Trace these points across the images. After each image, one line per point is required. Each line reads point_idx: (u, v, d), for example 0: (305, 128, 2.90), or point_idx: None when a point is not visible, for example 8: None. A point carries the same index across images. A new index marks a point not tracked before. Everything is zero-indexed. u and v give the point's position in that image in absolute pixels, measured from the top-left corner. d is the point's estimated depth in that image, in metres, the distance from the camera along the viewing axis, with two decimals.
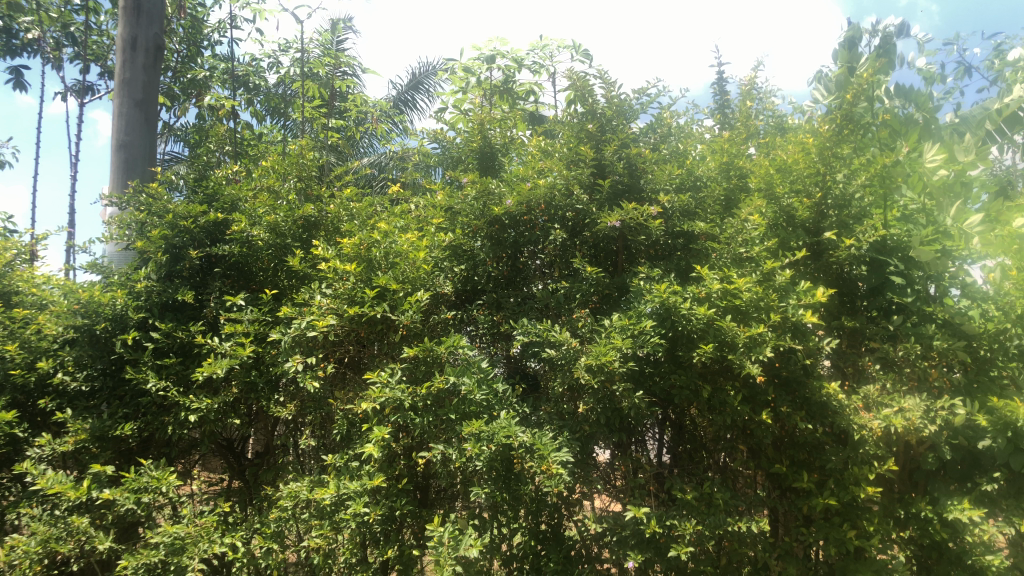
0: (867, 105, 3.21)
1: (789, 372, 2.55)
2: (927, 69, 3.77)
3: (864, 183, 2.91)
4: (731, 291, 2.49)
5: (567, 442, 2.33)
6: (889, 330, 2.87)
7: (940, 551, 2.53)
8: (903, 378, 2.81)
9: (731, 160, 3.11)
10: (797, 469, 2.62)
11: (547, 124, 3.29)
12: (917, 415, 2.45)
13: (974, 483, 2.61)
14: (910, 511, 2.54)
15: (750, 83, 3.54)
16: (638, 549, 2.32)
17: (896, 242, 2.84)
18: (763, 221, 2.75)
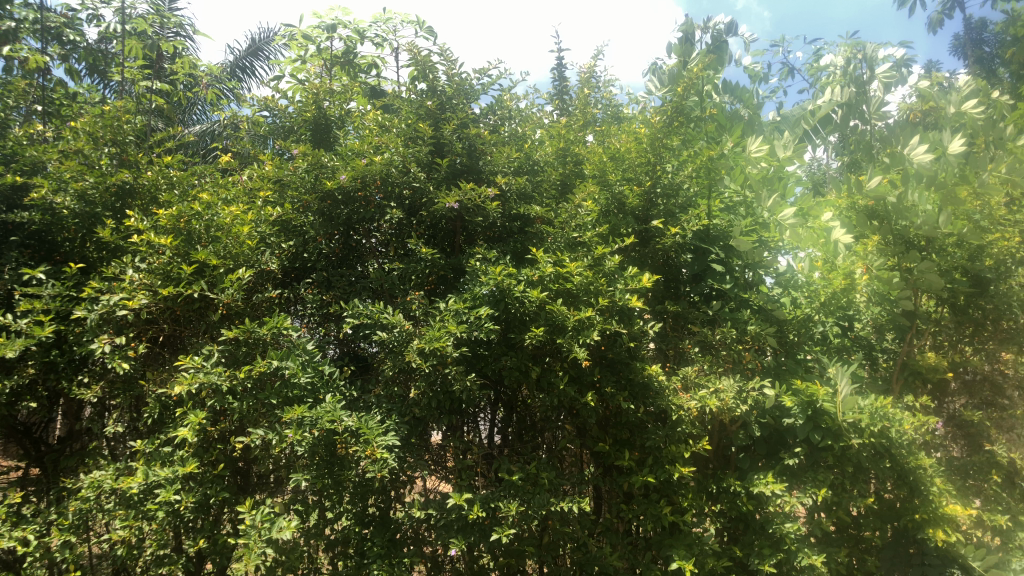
0: (697, 99, 3.38)
1: (614, 354, 2.64)
2: (753, 69, 3.99)
3: (690, 174, 3.06)
4: (563, 275, 2.54)
5: (396, 426, 2.31)
6: (709, 314, 3.04)
7: (746, 522, 2.71)
8: (719, 360, 2.95)
9: (568, 146, 3.18)
10: (619, 447, 2.72)
11: (387, 98, 3.21)
12: (730, 396, 2.60)
13: (778, 458, 2.81)
14: (721, 485, 2.72)
15: (589, 71, 3.62)
16: (462, 530, 2.33)
17: (719, 232, 2.99)
18: (596, 207, 2.82)
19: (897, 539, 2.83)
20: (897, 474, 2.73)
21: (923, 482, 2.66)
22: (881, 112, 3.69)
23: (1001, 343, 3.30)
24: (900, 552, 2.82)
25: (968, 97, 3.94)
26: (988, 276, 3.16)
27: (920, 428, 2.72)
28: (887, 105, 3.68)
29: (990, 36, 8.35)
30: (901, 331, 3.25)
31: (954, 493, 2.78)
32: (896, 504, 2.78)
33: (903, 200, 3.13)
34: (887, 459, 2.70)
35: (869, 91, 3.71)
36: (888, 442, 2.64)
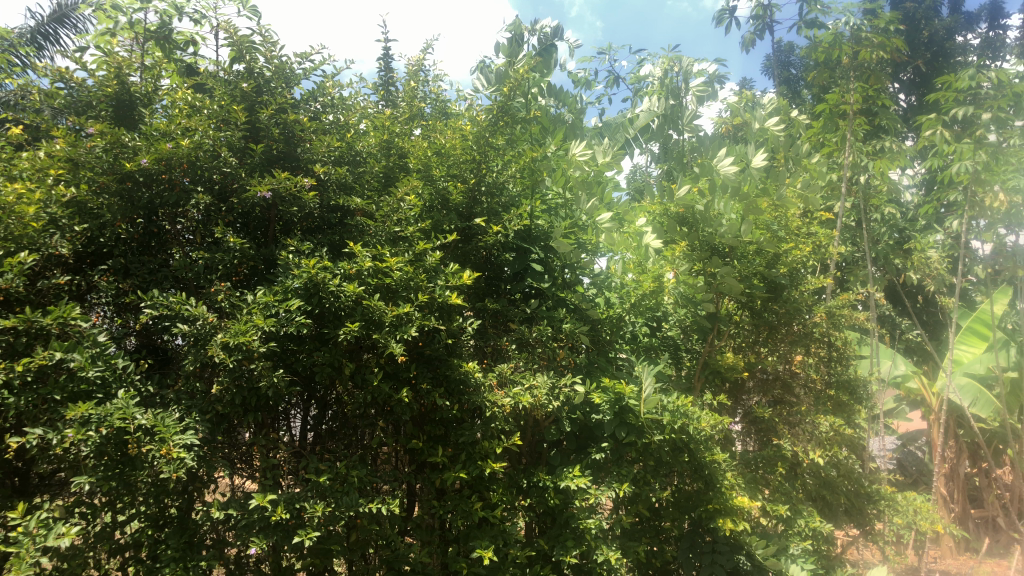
0: (523, 100, 3.44)
1: (431, 351, 2.64)
2: (577, 75, 4.11)
3: (514, 174, 3.09)
4: (382, 270, 2.52)
5: (195, 424, 2.21)
6: (527, 313, 3.07)
7: (553, 515, 2.80)
8: (535, 357, 2.96)
9: (392, 138, 3.11)
10: (433, 444, 2.72)
11: (201, 76, 3.04)
12: (542, 393, 2.67)
13: (587, 452, 2.93)
14: (531, 480, 2.79)
15: (417, 64, 3.58)
16: (263, 531, 2.26)
17: (540, 232, 3.09)
18: (419, 202, 2.79)
19: (693, 530, 3.01)
20: (693, 468, 2.93)
21: (716, 474, 2.86)
22: (693, 125, 3.91)
23: (791, 343, 3.63)
24: (693, 542, 2.98)
25: (769, 115, 4.23)
26: (782, 282, 3.46)
27: (716, 425, 2.92)
28: (699, 119, 3.91)
29: (796, 61, 9.05)
30: (703, 332, 3.44)
31: (741, 486, 3.00)
32: (691, 496, 2.97)
33: (710, 209, 3.30)
34: (685, 453, 2.88)
35: (679, 102, 3.91)
36: (687, 438, 2.82)
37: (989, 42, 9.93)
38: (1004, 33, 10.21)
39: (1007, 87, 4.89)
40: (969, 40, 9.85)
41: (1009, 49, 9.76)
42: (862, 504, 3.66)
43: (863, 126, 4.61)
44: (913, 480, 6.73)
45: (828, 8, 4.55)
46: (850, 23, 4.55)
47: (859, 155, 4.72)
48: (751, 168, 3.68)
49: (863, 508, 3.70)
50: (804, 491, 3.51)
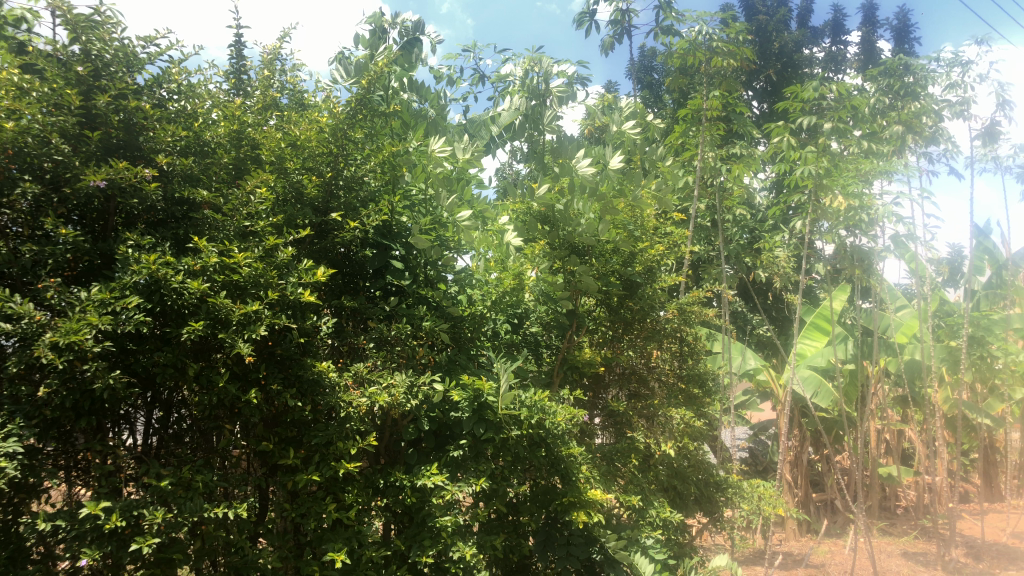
0: (383, 93, 3.39)
1: (283, 351, 2.56)
2: (438, 71, 4.09)
3: (373, 168, 3.00)
4: (230, 266, 2.41)
5: (19, 430, 2.05)
6: (385, 310, 3.02)
7: (410, 514, 2.77)
8: (393, 355, 2.91)
9: (241, 129, 2.96)
10: (284, 445, 2.64)
11: (30, 55, 2.81)
12: (400, 391, 2.64)
13: (444, 451, 2.92)
14: (387, 480, 2.76)
15: (273, 53, 3.46)
16: (96, 543, 2.12)
17: (400, 228, 3.06)
18: (271, 195, 2.69)
19: (549, 523, 3.06)
20: (550, 462, 2.98)
21: (572, 468, 2.93)
22: (554, 124, 3.92)
23: (646, 339, 3.74)
24: (548, 535, 3.03)
25: (627, 117, 4.34)
26: (637, 279, 3.55)
27: (572, 420, 2.98)
28: (560, 119, 3.93)
29: (659, 66, 9.35)
30: (562, 329, 3.49)
31: (597, 479, 3.06)
32: (548, 490, 3.02)
33: (569, 208, 3.36)
34: (543, 448, 2.92)
35: (541, 102, 3.91)
36: (544, 432, 2.86)
37: (832, 56, 10.58)
38: (845, 48, 10.91)
39: (847, 99, 5.22)
40: (814, 54, 10.47)
41: (849, 64, 10.44)
42: (711, 493, 3.83)
43: (717, 131, 4.82)
44: (761, 469, 7.12)
45: (683, 16, 4.72)
46: (704, 31, 4.73)
47: (713, 158, 4.92)
48: (609, 170, 3.74)
49: (712, 496, 3.87)
50: (658, 482, 3.60)
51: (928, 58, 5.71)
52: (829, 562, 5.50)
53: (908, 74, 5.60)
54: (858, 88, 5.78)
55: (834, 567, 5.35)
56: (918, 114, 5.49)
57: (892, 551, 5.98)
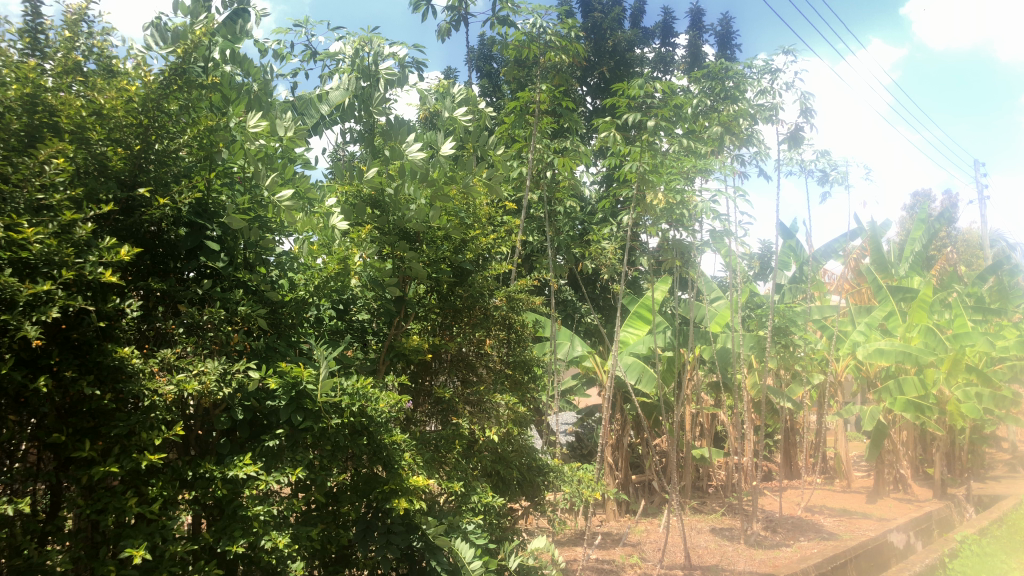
0: (202, 64, 3.19)
1: (79, 336, 2.36)
2: (263, 44, 3.92)
3: (188, 143, 2.78)
4: (17, 242, 2.18)
5: None
6: (198, 294, 2.81)
7: (220, 506, 2.64)
8: (206, 342, 2.74)
9: (36, 92, 2.64)
10: (79, 437, 2.43)
11: None
12: (212, 379, 2.50)
13: (259, 440, 2.81)
14: (196, 472, 2.60)
15: (77, 12, 3.15)
16: None
17: (216, 207, 2.86)
18: (69, 167, 2.46)
19: (369, 513, 3.01)
20: (372, 451, 2.96)
21: (394, 455, 2.91)
22: (382, 107, 3.81)
23: (473, 326, 3.72)
24: (369, 523, 2.98)
25: (459, 104, 4.33)
26: (467, 267, 3.56)
27: (395, 407, 2.96)
28: (388, 101, 3.82)
29: (497, 56, 9.40)
30: (390, 316, 3.40)
31: (419, 465, 3.05)
32: (370, 478, 2.99)
33: (399, 193, 3.32)
34: (364, 436, 2.90)
35: (371, 84, 3.81)
36: (366, 420, 2.85)
37: (661, 57, 11.05)
38: (673, 50, 11.43)
39: (670, 98, 5.45)
40: (645, 53, 10.91)
41: (676, 65, 10.94)
42: (533, 476, 3.92)
43: (547, 124, 4.91)
44: (586, 453, 7.34)
45: (519, 8, 4.77)
46: (539, 25, 4.79)
47: (545, 151, 5.02)
48: (439, 156, 3.70)
49: (533, 480, 3.96)
50: (481, 467, 3.60)
51: (746, 65, 6.07)
52: (645, 540, 5.77)
53: (727, 78, 5.94)
54: (682, 89, 6.05)
55: (649, 545, 5.62)
56: (735, 117, 5.85)
57: (701, 528, 6.37)
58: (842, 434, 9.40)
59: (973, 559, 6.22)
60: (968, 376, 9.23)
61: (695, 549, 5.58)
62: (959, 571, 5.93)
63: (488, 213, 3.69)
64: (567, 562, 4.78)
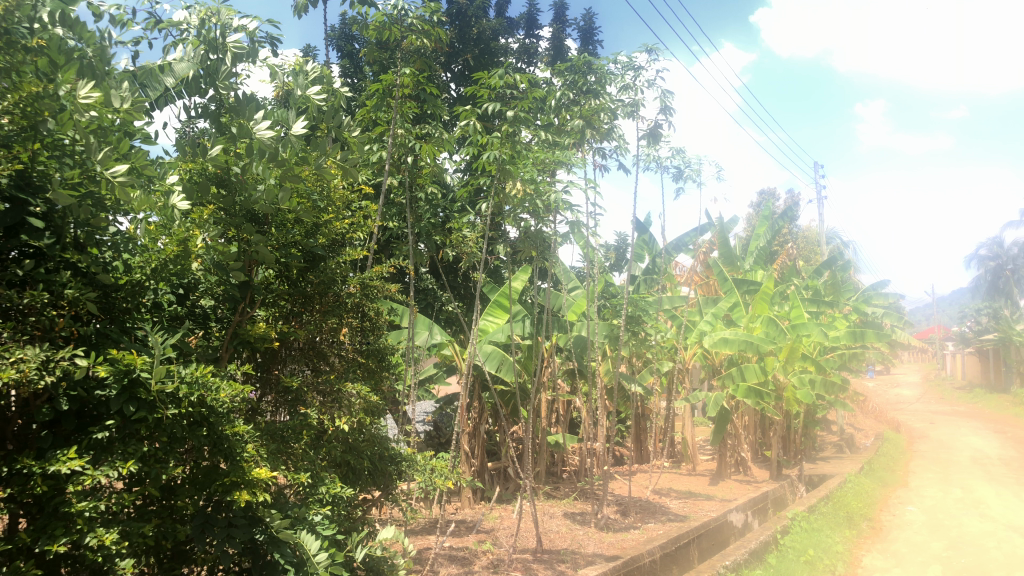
0: (26, 25, 2.92)
1: None
2: (97, 7, 3.63)
3: (8, 110, 2.51)
4: None
5: None
6: (17, 275, 2.55)
7: (40, 504, 2.43)
8: (26, 328, 2.51)
9: None
10: None
11: None
12: (32, 367, 2.29)
13: (86, 433, 2.61)
14: (12, 468, 2.38)
15: None
16: None
17: (41, 180, 2.61)
18: None
19: (207, 507, 2.86)
20: (212, 443, 2.81)
21: (236, 447, 2.80)
22: (227, 82, 3.63)
23: (325, 314, 3.61)
24: (207, 518, 2.82)
25: (313, 82, 4.18)
26: (318, 252, 3.46)
27: (237, 397, 2.84)
28: (234, 76, 3.64)
29: (359, 36, 9.18)
30: (234, 302, 3.25)
31: (262, 457, 2.94)
32: (210, 471, 2.82)
33: (246, 172, 3.19)
34: (203, 427, 2.75)
35: (218, 57, 3.61)
36: (206, 411, 2.71)
37: (525, 48, 11.11)
38: (537, 41, 11.51)
39: (530, 89, 5.49)
40: (509, 43, 10.93)
41: (540, 57, 11.04)
42: (384, 466, 3.86)
43: (408, 108, 4.82)
44: (442, 441, 7.31)
45: None
46: (401, 7, 4.70)
47: (405, 135, 4.92)
48: (290, 135, 3.56)
49: (385, 470, 3.90)
50: (330, 458, 3.50)
51: (607, 60, 6.20)
52: (499, 526, 5.82)
53: (590, 73, 6.04)
54: (544, 81, 6.11)
55: (502, 531, 5.67)
56: (596, 111, 5.96)
57: (554, 512, 6.50)
58: (689, 420, 9.83)
59: (803, 534, 6.66)
60: (802, 364, 9.86)
61: (547, 534, 5.68)
62: (790, 546, 6.34)
63: (342, 197, 3.60)
64: (419, 551, 4.76)
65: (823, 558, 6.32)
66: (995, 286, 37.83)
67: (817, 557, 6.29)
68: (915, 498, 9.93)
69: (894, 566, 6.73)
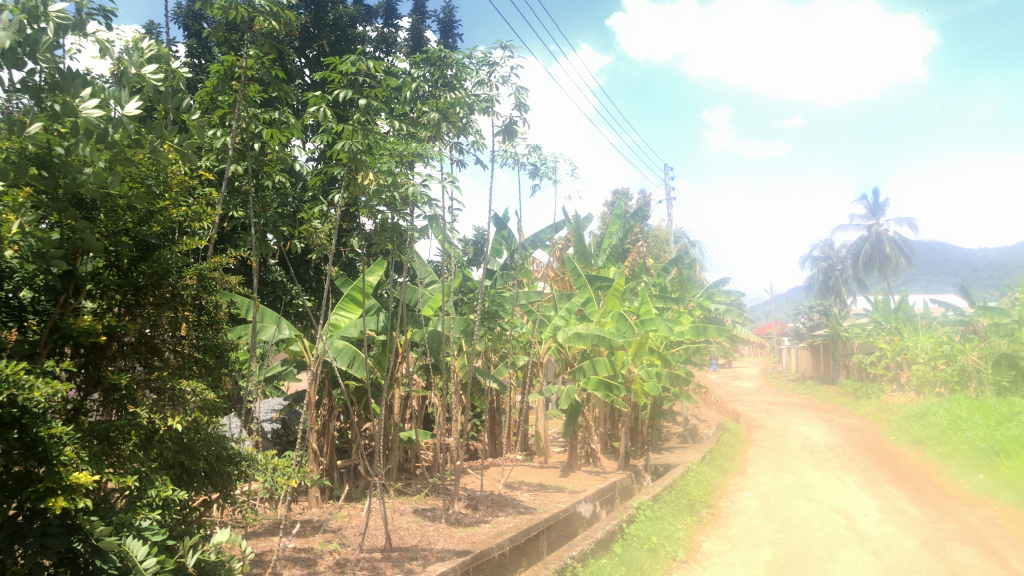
0: None
1: None
2: None
3: None
4: None
5: None
6: None
7: None
8: None
9: None
10: None
11: None
12: None
13: None
14: None
15: None
16: None
17: None
18: None
19: (18, 516, 2.61)
20: (25, 446, 2.56)
21: (53, 450, 2.56)
22: (50, 55, 3.34)
23: (158, 307, 3.37)
24: (18, 529, 2.59)
25: (148, 60, 3.91)
26: (152, 241, 3.25)
27: (55, 394, 2.61)
28: (58, 49, 3.36)
29: (206, 15, 8.75)
30: (56, 293, 2.98)
31: (84, 460, 2.72)
32: (22, 476, 2.56)
33: (71, 153, 2.95)
34: (15, 429, 2.50)
35: (38, 27, 3.33)
36: (18, 411, 2.48)
37: (384, 38, 10.93)
38: (395, 32, 11.37)
39: (383, 78, 5.38)
40: (367, 32, 10.74)
41: (398, 47, 10.90)
42: (222, 467, 3.69)
43: (254, 92, 4.61)
44: (290, 440, 7.08)
45: None
46: None
47: (251, 119, 4.71)
48: (123, 116, 3.28)
49: (222, 470, 3.73)
50: (162, 460, 3.29)
51: (464, 54, 6.17)
52: (346, 525, 5.72)
53: (447, 66, 6.02)
54: (401, 71, 6.02)
55: (350, 530, 5.56)
56: (452, 104, 5.92)
57: (404, 509, 6.44)
58: (542, 413, 10.00)
59: (647, 522, 6.93)
60: (650, 358, 10.23)
61: (397, 532, 5.62)
62: (634, 534, 6.60)
63: (181, 182, 3.42)
64: (261, 554, 4.59)
65: (665, 546, 6.66)
66: (826, 284, 40.71)
67: (660, 544, 6.65)
68: (750, 484, 10.54)
69: (730, 550, 7.11)
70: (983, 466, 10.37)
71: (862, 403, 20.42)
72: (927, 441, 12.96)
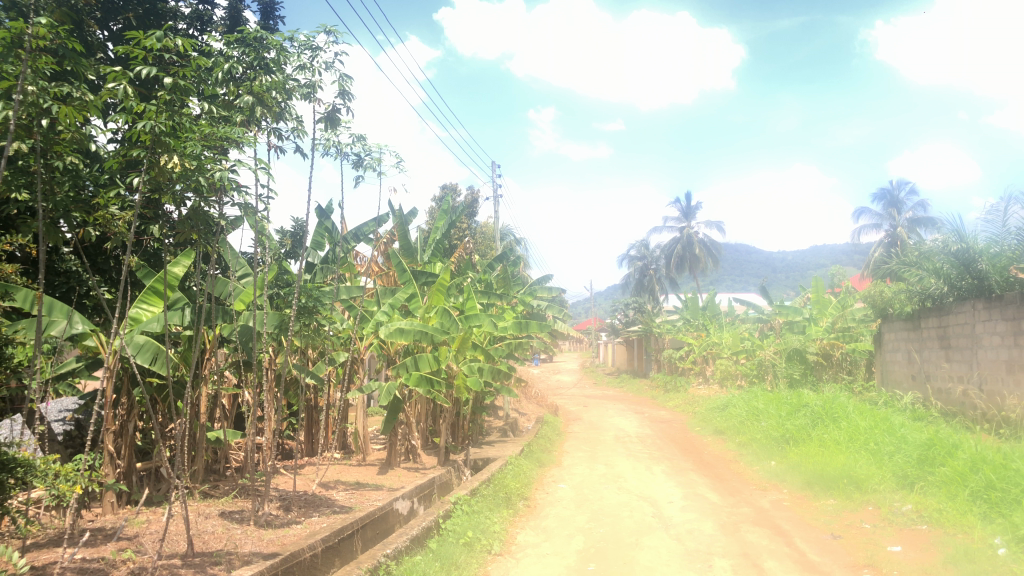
0: None
1: None
2: None
3: None
4: None
5: None
6: None
7: None
8: None
9: None
10: None
11: None
12: None
13: None
14: None
15: None
16: None
17: None
18: None
19: None
20: None
21: None
22: None
23: None
24: None
25: None
26: None
27: None
28: None
29: None
30: None
31: None
32: None
33: None
34: None
35: None
36: None
37: (198, 15, 10.36)
38: (210, 10, 10.85)
39: (192, 57, 5.06)
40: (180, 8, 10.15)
41: (213, 26, 10.36)
42: None
43: (43, 62, 4.20)
44: (84, 442, 6.56)
45: None
46: None
47: (38, 93, 4.27)
48: None
49: None
50: None
51: (283, 37, 5.92)
52: (144, 532, 5.37)
53: (264, 48, 5.76)
54: (214, 51, 5.69)
55: (148, 536, 5.23)
56: (268, 89, 5.65)
57: (209, 512, 6.15)
58: (362, 410, 9.84)
59: (463, 518, 7.02)
60: (473, 353, 10.30)
61: (201, 536, 5.34)
62: (450, 530, 6.68)
63: None
64: (43, 567, 4.22)
65: (480, 540, 6.77)
66: (641, 283, 42.77)
67: (475, 538, 6.74)
68: (566, 476, 10.89)
69: (544, 540, 7.30)
70: (774, 453, 11.27)
71: (671, 396, 21.65)
72: (727, 431, 13.91)
